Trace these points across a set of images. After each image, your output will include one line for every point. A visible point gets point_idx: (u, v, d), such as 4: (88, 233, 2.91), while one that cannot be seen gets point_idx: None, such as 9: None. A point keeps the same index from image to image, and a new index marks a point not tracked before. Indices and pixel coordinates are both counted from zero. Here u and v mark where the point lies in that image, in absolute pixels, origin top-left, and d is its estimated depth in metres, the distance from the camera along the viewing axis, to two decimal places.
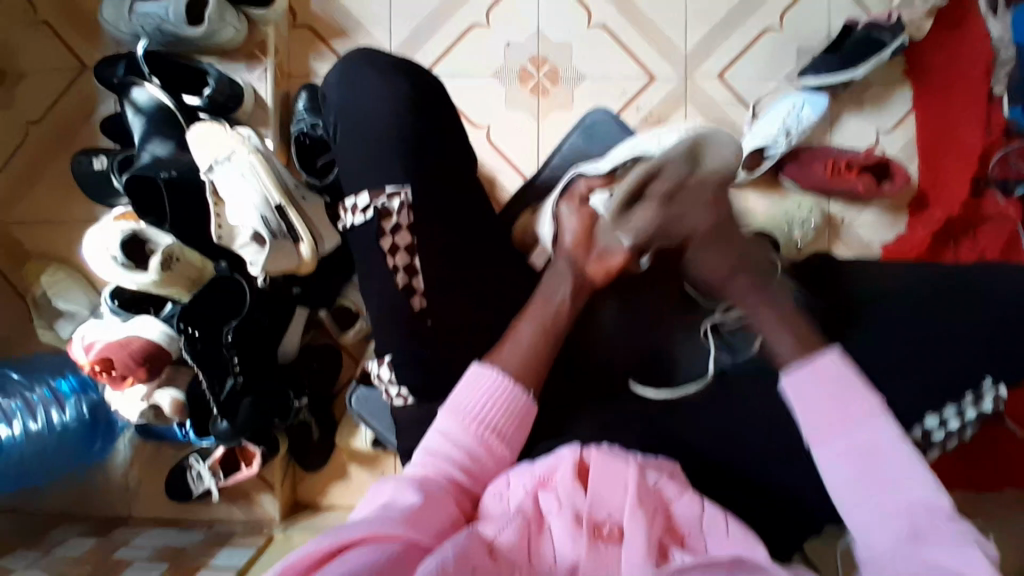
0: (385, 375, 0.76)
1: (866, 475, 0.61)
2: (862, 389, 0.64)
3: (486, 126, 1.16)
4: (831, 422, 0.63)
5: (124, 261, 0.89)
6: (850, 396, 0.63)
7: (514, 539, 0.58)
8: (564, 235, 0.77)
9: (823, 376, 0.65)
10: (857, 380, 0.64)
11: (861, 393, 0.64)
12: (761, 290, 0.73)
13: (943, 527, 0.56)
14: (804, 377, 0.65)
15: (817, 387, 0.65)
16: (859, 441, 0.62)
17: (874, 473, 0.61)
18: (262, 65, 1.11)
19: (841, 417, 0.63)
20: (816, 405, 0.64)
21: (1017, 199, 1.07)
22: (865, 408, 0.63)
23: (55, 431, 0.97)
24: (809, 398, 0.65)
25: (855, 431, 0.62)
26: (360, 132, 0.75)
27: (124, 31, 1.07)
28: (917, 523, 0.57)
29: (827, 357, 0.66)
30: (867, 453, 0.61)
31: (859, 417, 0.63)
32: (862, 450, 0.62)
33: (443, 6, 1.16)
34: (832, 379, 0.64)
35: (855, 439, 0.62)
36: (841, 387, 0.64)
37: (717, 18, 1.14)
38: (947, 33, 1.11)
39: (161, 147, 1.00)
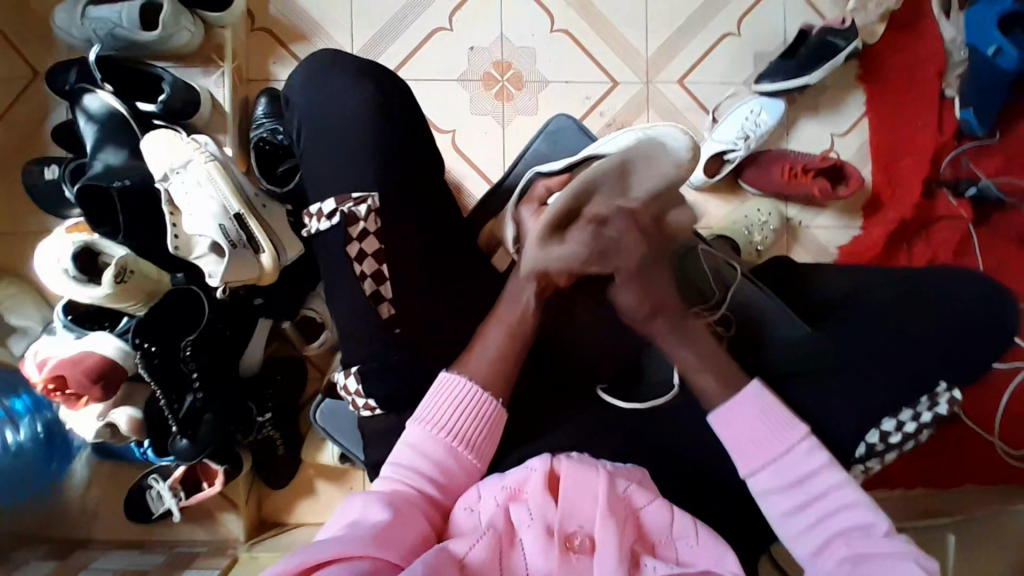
0: (351, 386, 0.73)
1: (805, 504, 0.64)
2: (787, 418, 0.67)
3: (451, 131, 1.15)
4: (760, 457, 0.66)
5: (76, 274, 0.86)
6: (775, 429, 0.67)
7: (485, 555, 0.58)
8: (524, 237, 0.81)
9: (751, 410, 0.68)
10: (780, 410, 0.68)
11: (788, 423, 0.67)
12: (683, 325, 0.75)
13: (881, 543, 0.60)
14: (733, 411, 0.68)
15: (746, 420, 0.68)
16: (793, 470, 0.65)
17: (807, 501, 0.64)
18: (219, 70, 1.08)
19: (774, 448, 0.66)
20: (751, 437, 0.67)
21: (968, 199, 1.11)
22: (790, 438, 0.66)
23: (9, 452, 0.93)
24: (739, 433, 0.68)
25: (785, 462, 0.65)
26: (325, 139, 0.74)
27: (75, 35, 1.03)
28: (856, 544, 0.61)
29: (752, 392, 0.69)
30: (800, 476, 0.65)
31: (787, 447, 0.66)
32: (793, 480, 0.65)
33: (405, 11, 1.15)
34: (762, 410, 0.68)
35: (786, 468, 0.65)
36: (768, 418, 0.67)
37: (678, 23, 1.16)
38: (899, 37, 1.14)
39: (114, 155, 0.96)
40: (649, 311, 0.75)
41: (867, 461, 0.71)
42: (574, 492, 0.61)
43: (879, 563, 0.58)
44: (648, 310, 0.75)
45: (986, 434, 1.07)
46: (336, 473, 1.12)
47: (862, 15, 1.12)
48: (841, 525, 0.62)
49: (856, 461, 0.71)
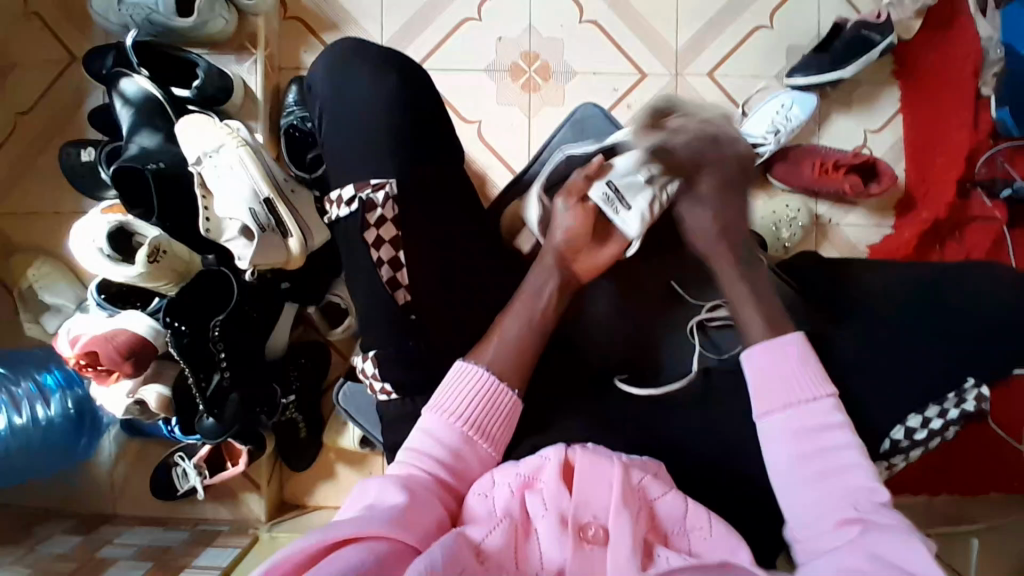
0: (369, 369, 0.74)
1: (812, 456, 0.63)
2: (819, 374, 0.67)
3: (477, 121, 1.15)
4: (784, 401, 0.66)
5: (111, 253, 0.86)
6: (809, 375, 0.66)
7: (501, 542, 0.59)
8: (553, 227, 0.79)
9: (783, 357, 0.68)
10: (816, 366, 0.67)
11: (819, 376, 0.67)
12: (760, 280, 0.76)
13: (879, 514, 0.58)
14: (771, 352, 0.68)
15: (780, 363, 0.67)
16: (812, 419, 0.64)
17: (813, 455, 0.63)
18: (252, 58, 1.09)
19: (802, 394, 0.65)
20: (780, 380, 0.67)
21: (1003, 200, 1.09)
22: (819, 392, 0.66)
23: (40, 425, 0.95)
24: (767, 378, 0.67)
25: (807, 411, 0.65)
26: (348, 124, 0.75)
27: (112, 21, 1.05)
28: (860, 509, 0.59)
29: (790, 339, 0.69)
30: (817, 433, 0.64)
31: (814, 398, 0.65)
32: (806, 431, 0.64)
33: (436, 1, 1.15)
34: (795, 360, 0.67)
35: (805, 419, 0.65)
36: (802, 368, 0.67)
37: (710, 16, 1.15)
38: (937, 32, 1.12)
39: (149, 139, 0.98)
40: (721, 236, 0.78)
41: (892, 457, 0.71)
42: (588, 483, 0.61)
43: (877, 531, 0.55)
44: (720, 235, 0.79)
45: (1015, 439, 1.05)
46: (355, 458, 1.13)
47: (897, 10, 1.09)
48: (843, 486, 0.61)
49: (880, 456, 0.71)
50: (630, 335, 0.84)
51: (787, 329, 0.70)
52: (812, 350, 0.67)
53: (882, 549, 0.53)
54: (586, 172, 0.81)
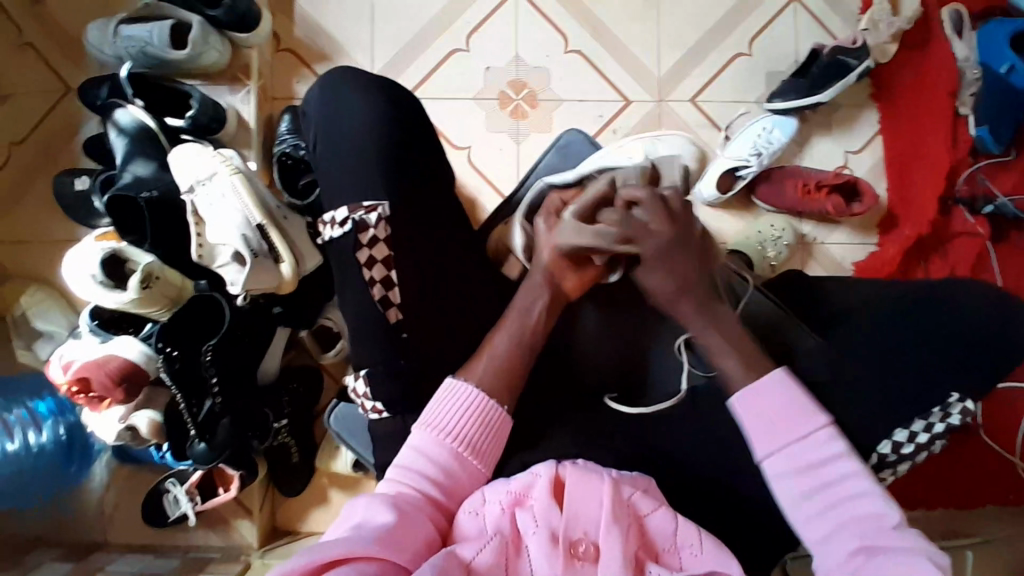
0: (361, 388, 0.75)
1: (815, 491, 0.64)
2: (812, 407, 0.67)
3: (466, 147, 1.18)
4: (775, 438, 0.67)
5: (104, 279, 0.88)
6: (802, 410, 0.67)
7: (491, 560, 0.59)
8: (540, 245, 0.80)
9: (771, 393, 0.68)
10: (807, 400, 0.68)
11: (810, 410, 0.67)
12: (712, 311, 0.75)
13: (891, 538, 0.60)
14: (757, 395, 0.69)
15: (770, 401, 0.68)
16: (807, 457, 0.65)
17: (819, 488, 0.64)
18: (245, 88, 1.12)
19: (791, 434, 0.66)
20: (771, 420, 0.68)
21: (985, 216, 1.11)
22: (811, 425, 0.66)
23: (32, 453, 0.96)
24: (759, 416, 0.68)
25: (805, 447, 0.66)
26: (339, 148, 0.76)
27: (107, 53, 1.08)
28: (868, 536, 0.61)
29: (774, 376, 0.69)
30: (815, 469, 0.65)
31: (806, 432, 0.66)
32: (807, 467, 0.65)
33: (425, 33, 1.19)
34: (782, 395, 0.68)
35: (800, 454, 0.66)
36: (792, 404, 0.67)
37: (690, 43, 1.18)
38: (913, 55, 1.15)
39: (143, 168, 0.99)
40: (676, 287, 0.75)
41: (880, 471, 0.72)
42: (579, 500, 0.61)
43: (887, 556, 0.59)
44: (676, 286, 0.75)
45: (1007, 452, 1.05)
46: (349, 483, 1.13)
47: (874, 35, 1.12)
48: (852, 517, 0.63)
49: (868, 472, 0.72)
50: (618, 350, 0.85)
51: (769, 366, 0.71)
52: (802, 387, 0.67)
53: (891, 573, 0.57)
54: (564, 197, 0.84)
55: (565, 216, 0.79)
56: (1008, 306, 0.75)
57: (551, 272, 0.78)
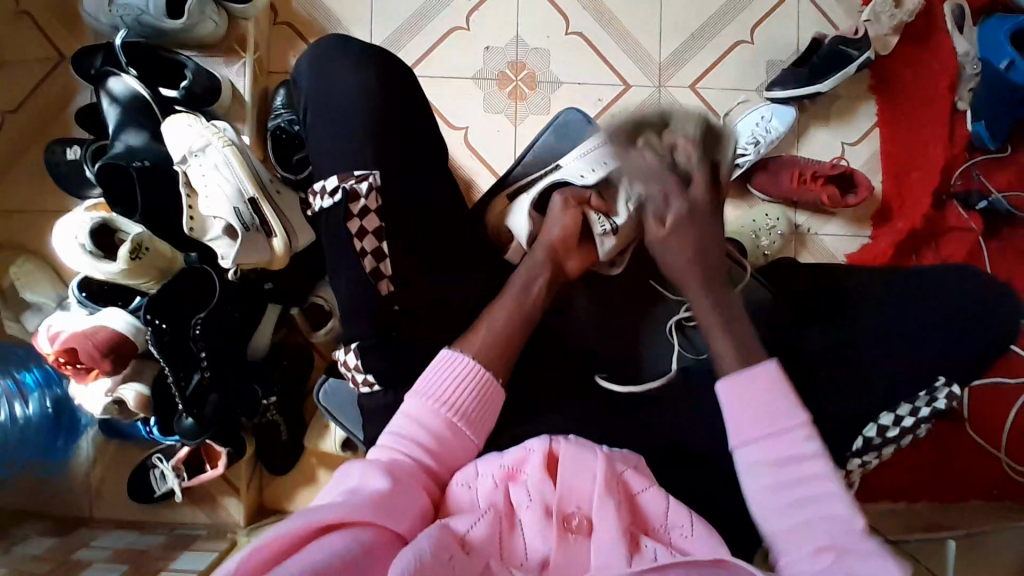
0: (352, 361, 0.73)
1: (787, 485, 0.62)
2: (793, 400, 0.65)
3: (464, 128, 1.17)
4: (756, 432, 0.65)
5: (92, 249, 0.86)
6: (784, 402, 0.65)
7: (485, 532, 0.59)
8: (547, 228, 0.82)
9: (759, 382, 0.66)
10: (790, 391, 0.66)
11: (792, 404, 0.65)
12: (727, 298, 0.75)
13: (858, 542, 0.58)
14: (740, 381, 0.66)
15: (753, 388, 0.66)
16: (785, 449, 0.63)
17: (790, 483, 0.62)
18: (240, 61, 1.10)
19: (773, 425, 0.64)
20: (754, 408, 0.65)
21: (978, 212, 1.12)
22: (791, 421, 0.64)
23: (18, 425, 0.95)
24: (744, 407, 0.66)
25: (783, 440, 0.64)
26: (328, 121, 0.75)
27: (103, 22, 1.06)
28: (838, 537, 0.59)
29: (763, 368, 0.67)
30: (788, 464, 0.63)
31: (788, 429, 0.64)
32: (784, 459, 0.63)
33: (424, 10, 1.18)
34: (770, 387, 0.66)
35: (780, 448, 0.63)
36: (775, 393, 0.65)
37: (691, 29, 1.18)
38: (914, 49, 1.15)
39: (136, 137, 0.98)
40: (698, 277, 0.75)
41: (863, 455, 0.73)
42: (572, 474, 0.62)
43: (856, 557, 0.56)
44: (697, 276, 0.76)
45: (995, 448, 1.06)
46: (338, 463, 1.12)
47: (874, 26, 1.12)
48: (819, 517, 0.60)
49: (852, 454, 0.73)
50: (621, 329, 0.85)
51: (761, 357, 0.68)
52: (787, 377, 0.66)
53: None
54: (566, 198, 0.84)
55: (586, 211, 0.83)
56: (996, 292, 0.76)
57: (553, 250, 0.80)
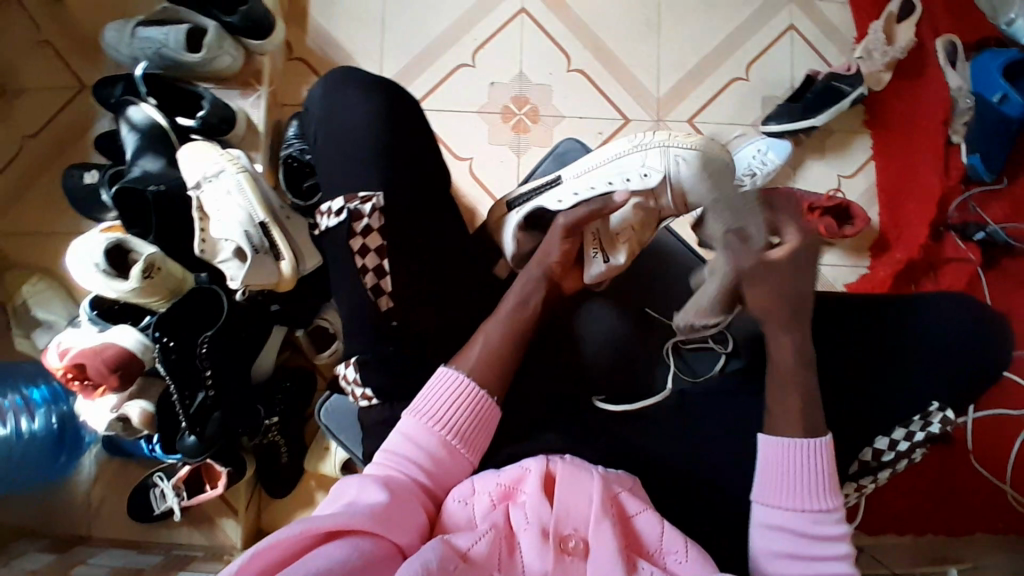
0: (351, 374, 0.77)
1: (808, 557, 0.65)
2: (834, 484, 0.67)
3: (468, 158, 1.20)
4: (793, 502, 0.67)
5: (105, 268, 0.90)
6: (827, 486, 0.67)
7: (487, 551, 0.60)
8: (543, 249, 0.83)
9: (808, 459, 0.67)
10: (833, 474, 0.68)
11: (832, 488, 0.67)
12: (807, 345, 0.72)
13: None
14: (789, 453, 0.67)
15: (800, 463, 0.67)
16: (814, 526, 0.66)
17: (810, 555, 0.65)
18: (256, 93, 1.14)
19: (812, 504, 0.66)
20: (797, 483, 0.67)
21: (976, 243, 1.12)
22: (827, 502, 0.67)
23: (22, 439, 0.96)
24: (784, 479, 0.67)
25: (816, 519, 0.66)
26: (337, 146, 0.79)
27: (122, 53, 1.10)
28: None
29: (817, 445, 0.68)
30: (814, 540, 0.66)
31: (823, 508, 0.67)
32: (811, 535, 0.66)
33: (432, 47, 1.23)
34: (816, 465, 0.67)
35: (812, 524, 0.66)
36: (821, 475, 0.67)
37: (688, 67, 1.22)
38: (907, 84, 1.18)
39: (153, 163, 1.00)
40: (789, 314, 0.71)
41: (860, 477, 0.75)
42: (570, 494, 0.63)
43: None
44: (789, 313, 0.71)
45: (1003, 481, 1.03)
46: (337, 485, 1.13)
47: (868, 64, 1.16)
48: None
49: (850, 477, 0.75)
50: (625, 348, 0.85)
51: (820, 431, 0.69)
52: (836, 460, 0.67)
53: None
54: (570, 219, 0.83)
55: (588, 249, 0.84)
56: (987, 318, 0.77)
57: (551, 271, 0.81)
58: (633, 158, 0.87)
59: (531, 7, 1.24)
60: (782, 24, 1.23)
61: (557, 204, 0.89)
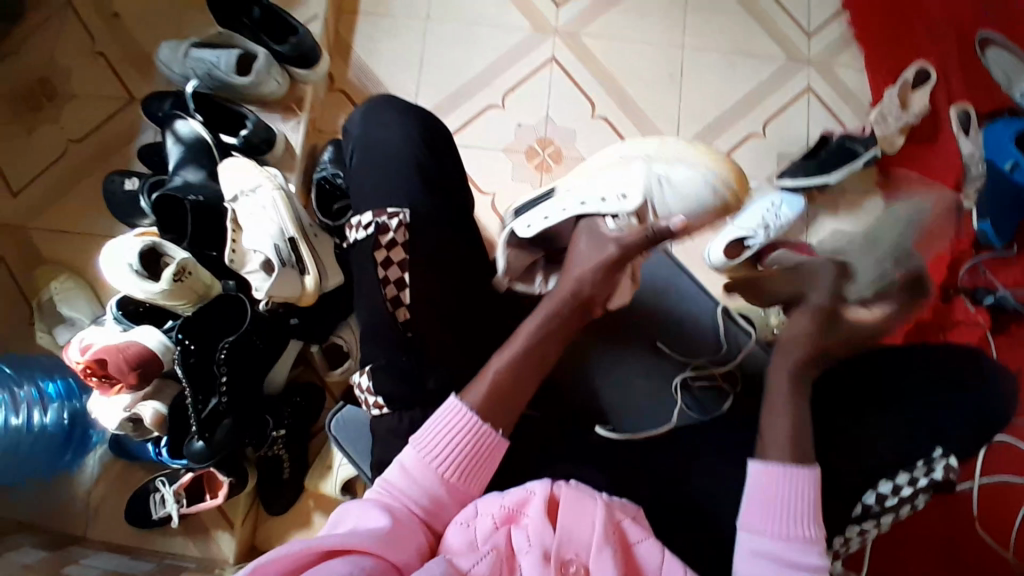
0: (364, 383, 0.79)
1: None
2: (816, 514, 0.68)
3: (492, 193, 1.25)
4: (773, 526, 0.68)
5: (138, 269, 0.92)
6: (808, 516, 0.68)
7: (488, 573, 0.61)
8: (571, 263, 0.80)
9: (791, 485, 0.69)
10: (816, 503, 0.69)
11: (813, 519, 0.68)
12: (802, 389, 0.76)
13: None
14: (772, 476, 0.70)
15: (783, 489, 0.69)
16: (794, 555, 0.66)
17: None
18: (296, 118, 1.21)
19: (792, 530, 0.67)
20: (779, 508, 0.68)
21: (986, 307, 1.13)
22: (808, 531, 0.68)
23: (32, 431, 0.98)
24: (766, 500, 0.69)
25: (797, 546, 0.67)
26: (373, 161, 0.83)
27: (175, 70, 1.18)
28: None
29: (805, 474, 0.69)
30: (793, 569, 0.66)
31: (800, 537, 0.67)
32: (790, 563, 0.66)
33: (467, 87, 1.29)
34: (800, 492, 0.69)
35: (789, 552, 0.67)
36: (802, 500, 0.68)
37: (707, 122, 1.28)
38: (918, 150, 1.24)
39: (194, 175, 1.07)
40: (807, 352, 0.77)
41: (863, 521, 0.76)
42: (572, 520, 0.63)
43: None
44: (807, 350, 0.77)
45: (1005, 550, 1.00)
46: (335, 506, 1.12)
47: (882, 127, 1.21)
48: None
49: (852, 520, 0.76)
50: (638, 382, 0.86)
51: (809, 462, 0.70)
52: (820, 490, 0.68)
53: None
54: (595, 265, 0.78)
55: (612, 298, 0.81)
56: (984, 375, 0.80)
57: (577, 304, 0.77)
58: (618, 175, 0.86)
59: (561, 56, 1.30)
60: (800, 86, 1.29)
61: (544, 220, 0.85)
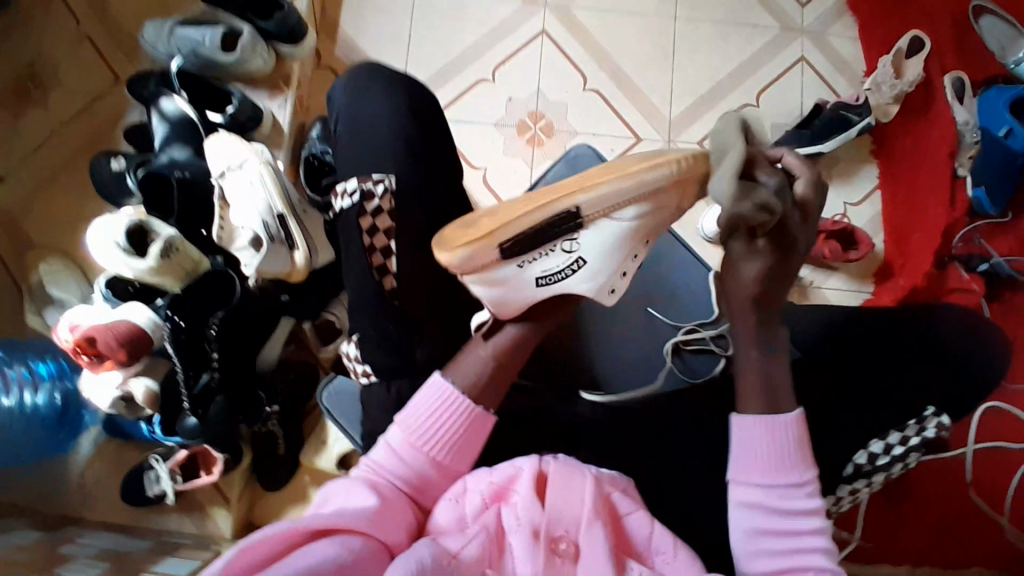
0: (352, 352, 0.79)
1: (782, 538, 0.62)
2: (807, 457, 0.65)
3: (482, 168, 1.24)
4: (763, 481, 0.64)
5: (125, 246, 0.90)
6: (799, 461, 0.64)
7: (477, 555, 0.58)
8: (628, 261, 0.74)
9: (777, 433, 0.65)
10: (806, 447, 0.65)
11: (805, 463, 0.65)
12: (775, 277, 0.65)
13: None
14: (757, 430, 0.65)
15: (771, 439, 0.64)
16: (789, 503, 0.63)
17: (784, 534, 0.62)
18: (283, 96, 1.19)
19: (784, 480, 0.64)
20: (768, 460, 0.64)
21: (980, 274, 1.14)
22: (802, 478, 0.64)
23: (24, 412, 0.97)
24: (752, 451, 0.65)
25: (793, 497, 0.63)
26: (361, 131, 0.82)
27: (160, 49, 1.17)
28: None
29: (784, 419, 0.65)
30: (790, 521, 0.63)
31: (797, 484, 0.64)
32: (788, 513, 0.63)
33: (455, 62, 1.28)
34: (789, 438, 0.65)
35: (784, 503, 0.63)
36: (792, 449, 0.64)
37: (700, 92, 1.27)
38: (910, 121, 1.22)
39: (180, 152, 1.06)
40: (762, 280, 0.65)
41: (854, 480, 0.75)
42: (561, 495, 0.62)
43: None
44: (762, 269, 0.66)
45: (1001, 515, 1.01)
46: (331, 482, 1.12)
47: (876, 95, 1.21)
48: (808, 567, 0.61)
49: (843, 480, 0.75)
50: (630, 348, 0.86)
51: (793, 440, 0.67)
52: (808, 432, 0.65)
53: None
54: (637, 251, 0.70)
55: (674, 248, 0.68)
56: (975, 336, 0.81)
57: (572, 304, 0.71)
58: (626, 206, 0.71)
59: (552, 30, 1.29)
60: (793, 56, 1.28)
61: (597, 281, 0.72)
